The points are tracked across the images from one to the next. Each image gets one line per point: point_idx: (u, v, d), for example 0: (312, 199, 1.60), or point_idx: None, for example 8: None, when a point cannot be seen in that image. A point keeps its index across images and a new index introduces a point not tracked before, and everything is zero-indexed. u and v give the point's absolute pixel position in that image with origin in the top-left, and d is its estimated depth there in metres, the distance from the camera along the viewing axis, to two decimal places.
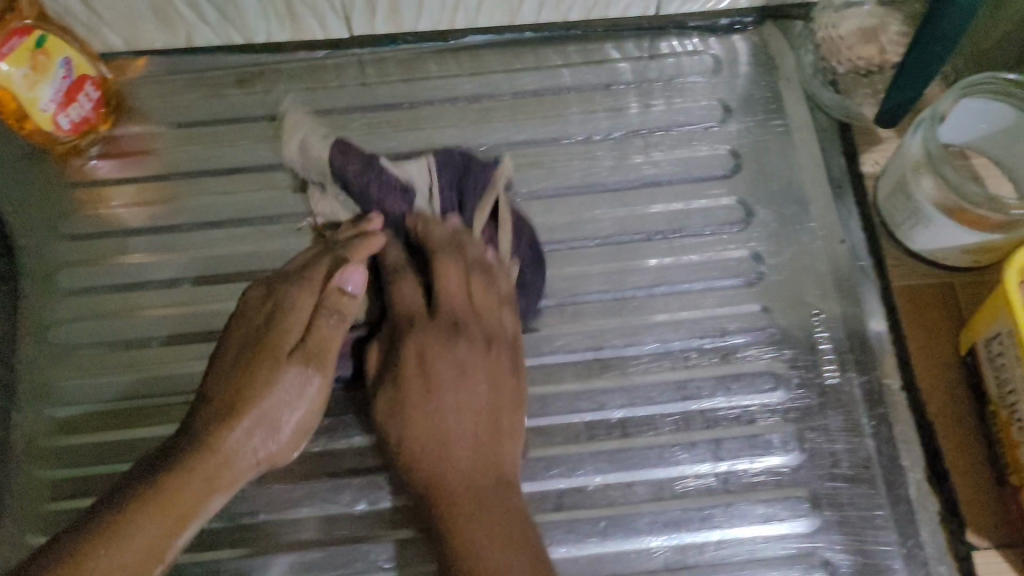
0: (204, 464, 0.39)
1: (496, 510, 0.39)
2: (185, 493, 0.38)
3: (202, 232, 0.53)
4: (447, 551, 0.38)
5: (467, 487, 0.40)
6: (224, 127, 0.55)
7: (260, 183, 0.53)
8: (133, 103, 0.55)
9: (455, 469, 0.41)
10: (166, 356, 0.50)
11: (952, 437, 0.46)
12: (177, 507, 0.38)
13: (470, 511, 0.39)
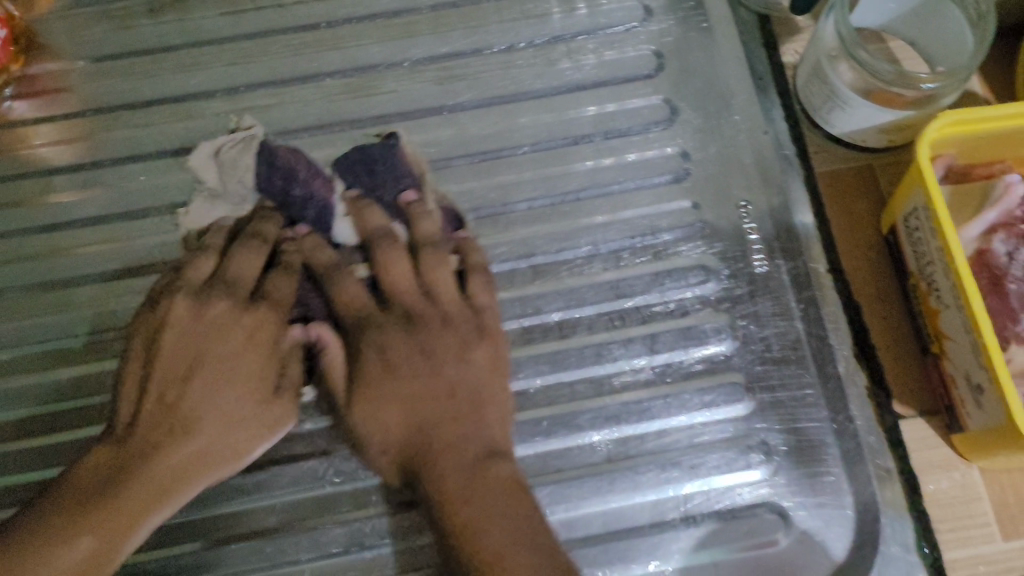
0: (147, 414, 0.40)
1: (479, 503, 0.37)
2: (190, 463, 0.40)
3: (127, 166, 0.52)
4: (454, 539, 0.36)
5: (478, 489, 0.38)
6: (144, 58, 0.54)
7: (182, 114, 0.53)
8: (47, 42, 0.55)
9: (434, 465, 0.39)
10: (104, 292, 0.49)
11: (877, 314, 0.47)
12: (121, 513, 0.38)
13: (456, 468, 0.38)
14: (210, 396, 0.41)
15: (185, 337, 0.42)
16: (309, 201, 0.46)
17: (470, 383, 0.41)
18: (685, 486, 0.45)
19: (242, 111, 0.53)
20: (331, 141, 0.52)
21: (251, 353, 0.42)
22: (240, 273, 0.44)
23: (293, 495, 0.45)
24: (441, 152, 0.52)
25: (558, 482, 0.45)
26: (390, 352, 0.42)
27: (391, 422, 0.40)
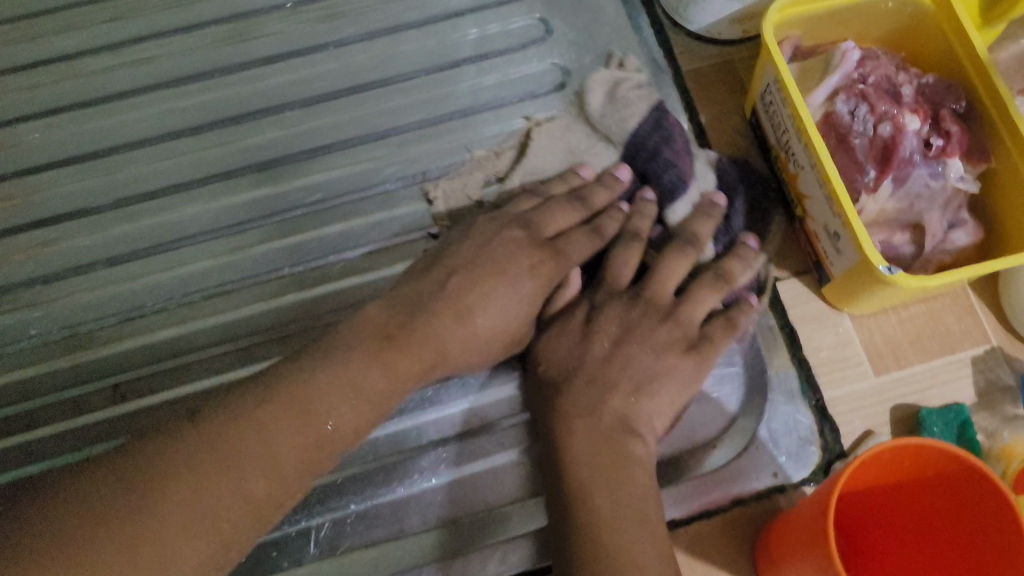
0: (281, 433, 0.37)
1: (624, 522, 0.38)
2: (293, 456, 0.37)
3: (22, 126, 0.53)
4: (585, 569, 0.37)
5: (633, 538, 0.38)
6: (28, 23, 0.56)
7: (72, 71, 0.55)
8: None
9: (606, 486, 0.39)
10: (10, 247, 0.51)
11: (750, 189, 0.52)
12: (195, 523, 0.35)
13: (605, 492, 0.39)
14: (491, 301, 0.44)
15: (376, 328, 0.41)
16: (672, 170, 0.50)
17: (639, 372, 0.43)
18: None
19: (131, 64, 0.55)
20: (222, 83, 0.55)
21: (355, 372, 0.40)
22: (492, 254, 0.45)
23: None
24: (329, 85, 0.55)
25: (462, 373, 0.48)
26: (588, 364, 0.43)
27: (570, 403, 0.42)
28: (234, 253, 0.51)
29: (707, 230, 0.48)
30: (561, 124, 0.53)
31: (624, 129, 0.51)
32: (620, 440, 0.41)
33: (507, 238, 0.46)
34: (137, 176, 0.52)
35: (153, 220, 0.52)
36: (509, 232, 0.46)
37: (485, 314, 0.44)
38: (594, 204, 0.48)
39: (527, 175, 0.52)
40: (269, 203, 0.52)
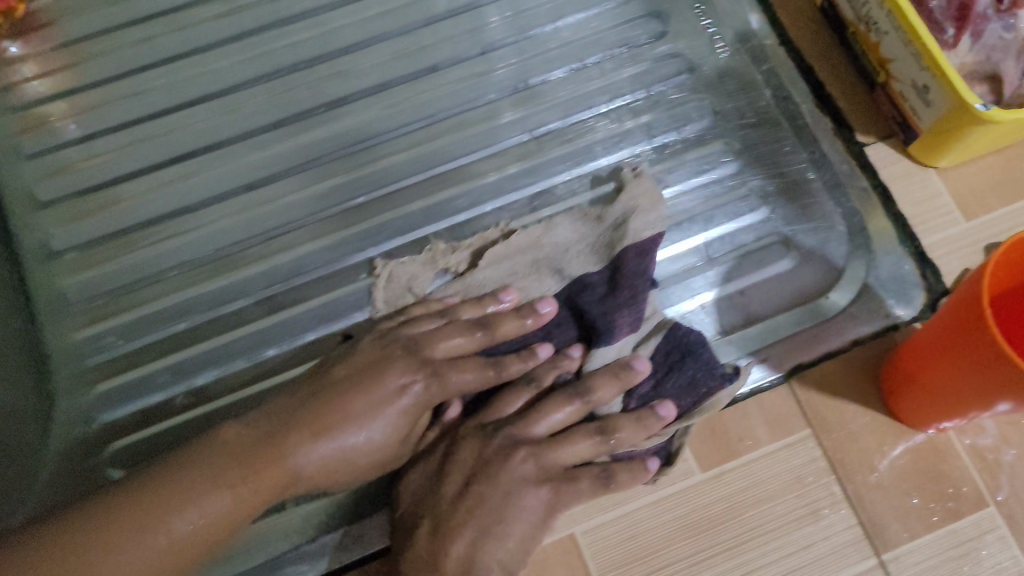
0: (133, 547, 0.36)
1: None
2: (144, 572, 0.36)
3: (139, 76, 0.55)
4: None
5: None
6: None
7: (178, 23, 0.57)
8: None
9: None
10: (145, 186, 0.53)
11: (827, 69, 0.56)
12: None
13: None
14: (379, 422, 0.40)
15: (246, 442, 0.38)
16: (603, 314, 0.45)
17: (495, 506, 0.40)
18: (685, 304, 0.51)
19: (234, 12, 0.57)
20: (326, 19, 0.57)
21: (211, 493, 0.37)
22: (349, 394, 0.40)
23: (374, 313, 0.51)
24: (423, 11, 0.58)
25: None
26: (436, 505, 0.41)
27: (425, 546, 0.40)
28: (355, 171, 0.54)
29: (608, 394, 0.42)
30: (528, 234, 0.49)
31: (583, 270, 0.48)
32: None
33: (386, 357, 0.42)
34: (258, 112, 0.55)
35: (277, 147, 0.54)
36: (390, 363, 0.41)
37: (345, 441, 0.39)
38: (498, 334, 0.44)
39: (468, 285, 0.48)
40: (375, 125, 0.55)
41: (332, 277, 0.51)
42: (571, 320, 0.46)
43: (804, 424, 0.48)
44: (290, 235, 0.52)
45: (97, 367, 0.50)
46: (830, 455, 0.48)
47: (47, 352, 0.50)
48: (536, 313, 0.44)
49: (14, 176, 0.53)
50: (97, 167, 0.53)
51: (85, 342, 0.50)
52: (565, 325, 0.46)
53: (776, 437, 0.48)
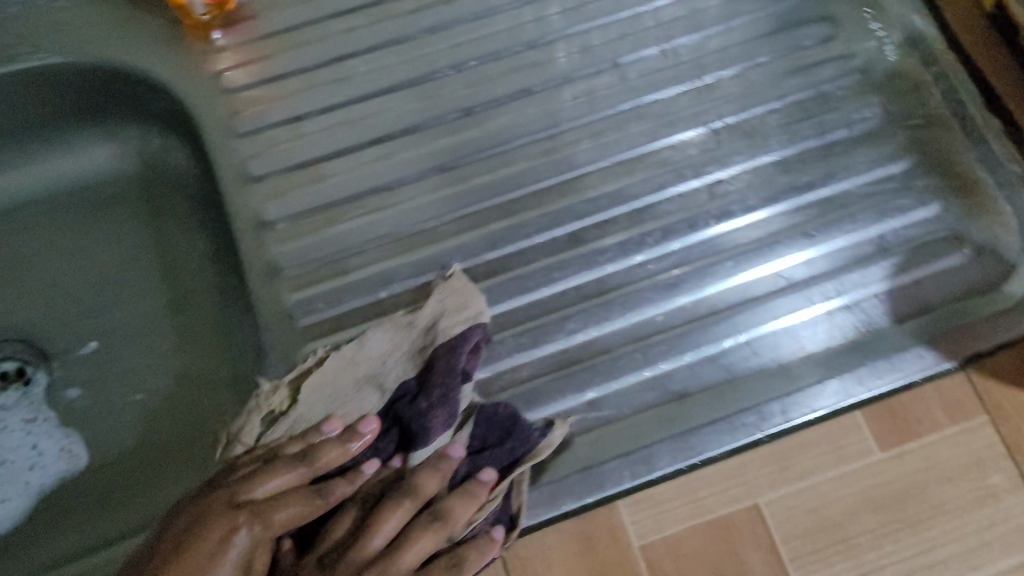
0: None
1: None
2: None
3: (344, 63, 0.60)
4: None
5: None
6: None
7: (379, 16, 0.61)
8: None
9: None
10: (348, 164, 0.57)
11: (996, 71, 0.58)
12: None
13: None
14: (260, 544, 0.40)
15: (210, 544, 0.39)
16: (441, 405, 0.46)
17: None
18: (765, 325, 0.53)
19: (429, 6, 0.62)
20: (518, 14, 0.62)
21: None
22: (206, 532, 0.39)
23: (564, 289, 0.54)
24: (606, 8, 0.62)
25: (760, 244, 0.55)
26: None
27: None
28: (545, 155, 0.57)
29: (430, 486, 0.43)
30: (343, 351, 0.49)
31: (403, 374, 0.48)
32: None
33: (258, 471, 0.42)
34: (452, 100, 0.59)
35: (469, 131, 0.58)
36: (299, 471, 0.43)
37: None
38: (320, 462, 0.43)
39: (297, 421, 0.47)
40: (562, 113, 0.59)
41: (522, 253, 0.55)
42: (395, 429, 0.46)
43: (982, 410, 0.50)
44: (481, 213, 0.56)
45: (307, 329, 0.53)
46: (1008, 440, 0.49)
47: (260, 315, 0.53)
48: (362, 434, 0.44)
49: (229, 150, 0.57)
50: (304, 146, 0.57)
51: (295, 306, 0.54)
52: (387, 439, 0.46)
53: (955, 421, 0.50)
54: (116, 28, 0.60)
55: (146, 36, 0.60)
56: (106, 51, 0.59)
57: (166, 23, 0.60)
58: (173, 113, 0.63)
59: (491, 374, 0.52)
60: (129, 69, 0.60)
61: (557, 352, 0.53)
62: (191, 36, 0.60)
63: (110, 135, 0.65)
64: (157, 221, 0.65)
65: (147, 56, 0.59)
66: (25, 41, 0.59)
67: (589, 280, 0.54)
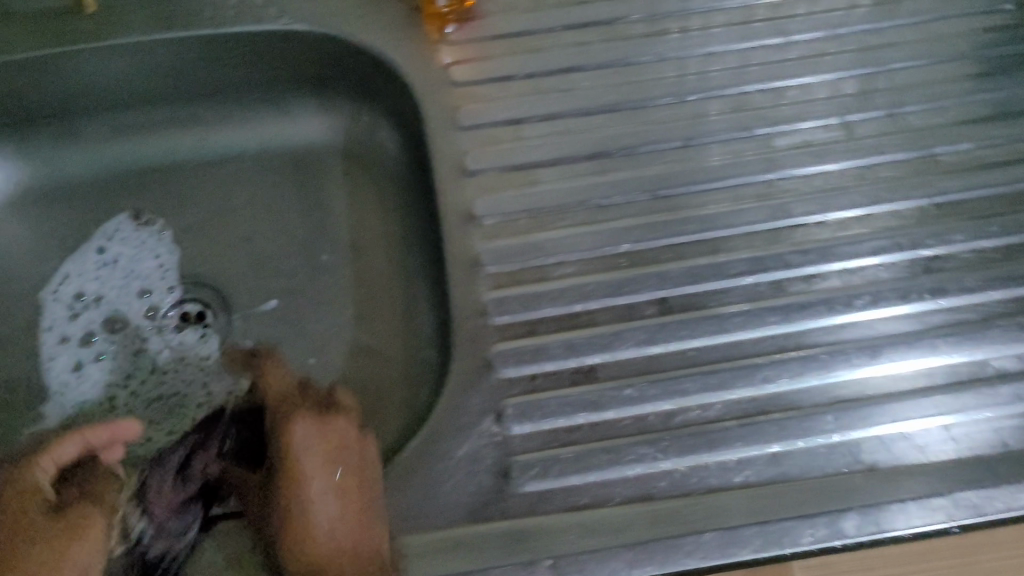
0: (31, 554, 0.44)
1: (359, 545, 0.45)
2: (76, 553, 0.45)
3: (570, 74, 0.60)
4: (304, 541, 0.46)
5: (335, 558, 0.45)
6: None
7: (610, 34, 0.62)
8: None
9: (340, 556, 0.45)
10: (561, 174, 0.57)
11: None
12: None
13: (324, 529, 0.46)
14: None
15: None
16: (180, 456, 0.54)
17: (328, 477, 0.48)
18: (913, 420, 0.50)
19: (661, 33, 0.62)
20: (750, 55, 0.61)
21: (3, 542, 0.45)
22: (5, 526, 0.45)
23: (761, 336, 0.53)
24: (838, 64, 0.61)
25: (969, 328, 0.53)
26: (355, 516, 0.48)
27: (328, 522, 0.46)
28: (758, 198, 0.56)
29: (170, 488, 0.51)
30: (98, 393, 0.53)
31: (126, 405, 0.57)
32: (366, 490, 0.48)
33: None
34: (672, 127, 0.58)
35: (685, 160, 0.57)
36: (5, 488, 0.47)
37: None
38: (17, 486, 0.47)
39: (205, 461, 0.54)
40: (779, 159, 0.57)
41: (721, 292, 0.54)
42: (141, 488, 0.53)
43: None
44: (687, 245, 0.55)
45: (499, 328, 0.53)
46: None
47: (454, 305, 0.54)
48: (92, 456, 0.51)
49: (448, 143, 0.58)
50: (521, 148, 0.58)
51: (489, 303, 0.54)
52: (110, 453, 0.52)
53: None
54: (358, 7, 0.62)
55: (384, 19, 0.62)
56: (344, 27, 0.61)
57: (406, 9, 0.62)
58: (392, 100, 0.64)
59: (677, 408, 0.51)
60: (363, 48, 0.61)
61: (747, 398, 0.51)
62: (427, 26, 0.62)
63: (324, 107, 0.68)
64: (352, 198, 0.67)
65: (384, 38, 0.61)
66: (271, 5, 0.61)
67: (786, 332, 0.53)
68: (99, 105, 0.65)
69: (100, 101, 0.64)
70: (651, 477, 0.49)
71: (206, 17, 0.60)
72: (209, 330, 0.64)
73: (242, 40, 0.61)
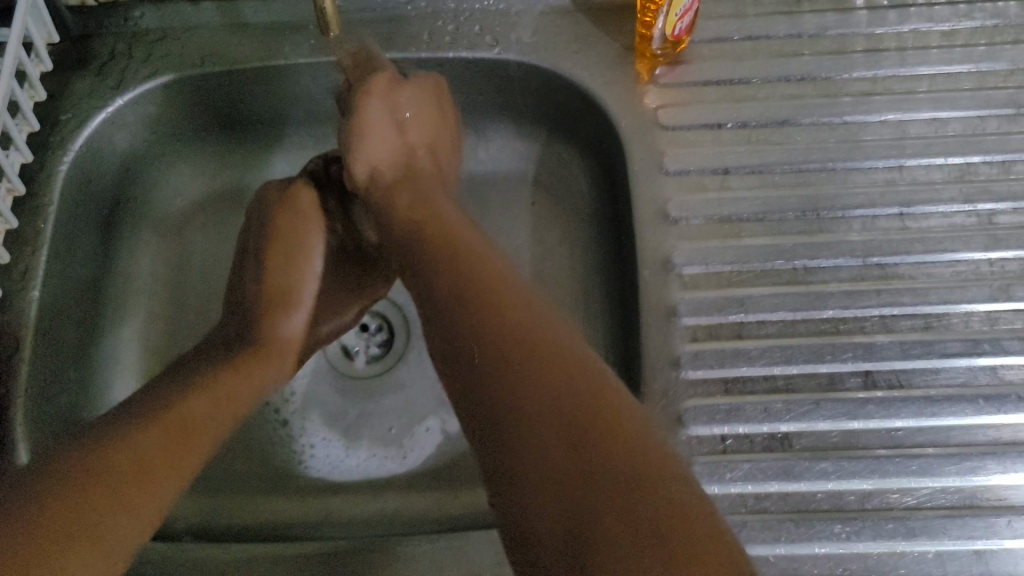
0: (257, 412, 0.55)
1: (607, 418, 0.38)
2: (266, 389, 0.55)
3: (782, 129, 0.59)
4: (553, 374, 0.40)
5: (574, 375, 0.40)
6: (791, 40, 0.62)
7: (828, 90, 0.60)
8: (705, 21, 0.63)
9: (557, 381, 0.40)
10: (766, 230, 0.56)
11: None
12: (622, 521, 0.34)
13: (590, 409, 0.38)
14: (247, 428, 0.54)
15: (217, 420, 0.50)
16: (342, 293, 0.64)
17: (377, 140, 0.60)
18: None
19: (881, 92, 0.60)
20: (978, 124, 0.59)
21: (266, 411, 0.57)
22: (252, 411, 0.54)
23: (973, 423, 0.50)
24: None
25: None
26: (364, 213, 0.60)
27: (363, 158, 0.59)
28: (976, 276, 0.54)
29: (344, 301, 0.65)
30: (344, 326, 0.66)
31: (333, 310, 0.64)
32: (554, 351, 0.42)
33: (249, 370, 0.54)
34: (888, 193, 0.56)
35: (899, 229, 0.55)
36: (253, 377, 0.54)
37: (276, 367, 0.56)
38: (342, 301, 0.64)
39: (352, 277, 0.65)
40: (1002, 237, 0.55)
41: (930, 371, 0.51)
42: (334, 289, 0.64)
43: None
44: (895, 317, 0.53)
45: (691, 382, 0.52)
46: None
47: (644, 350, 0.53)
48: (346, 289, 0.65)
49: (653, 188, 0.58)
50: (728, 199, 0.57)
51: (683, 355, 0.53)
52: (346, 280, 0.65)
53: None
54: (572, 41, 0.62)
55: (596, 55, 0.62)
56: (555, 60, 0.62)
57: (619, 47, 0.62)
58: (591, 136, 0.64)
59: (875, 489, 0.49)
60: (571, 82, 0.62)
61: (953, 489, 0.49)
62: (638, 66, 0.62)
63: (519, 136, 0.69)
64: (537, 229, 0.68)
65: (592, 75, 0.61)
66: (487, 33, 0.63)
67: (1001, 422, 0.50)
68: (306, 113, 0.68)
69: (309, 111, 0.68)
70: (845, 559, 0.47)
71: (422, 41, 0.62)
72: (394, 345, 0.68)
73: (455, 65, 0.63)
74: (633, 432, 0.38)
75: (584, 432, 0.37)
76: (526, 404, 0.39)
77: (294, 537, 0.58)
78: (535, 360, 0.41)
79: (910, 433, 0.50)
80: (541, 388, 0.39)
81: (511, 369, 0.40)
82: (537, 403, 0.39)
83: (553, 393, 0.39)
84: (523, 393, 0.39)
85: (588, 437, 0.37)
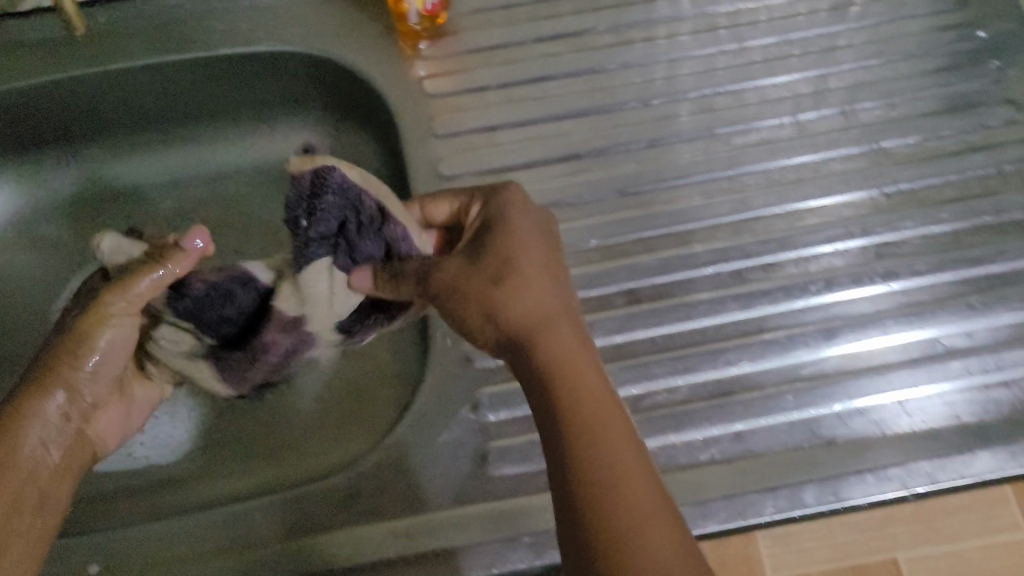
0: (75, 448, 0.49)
1: (620, 426, 0.40)
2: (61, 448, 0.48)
3: (540, 84, 0.64)
4: (563, 377, 0.41)
5: (593, 394, 0.41)
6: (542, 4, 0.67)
7: (578, 44, 0.66)
8: None
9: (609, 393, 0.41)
10: (533, 177, 0.61)
11: None
12: (665, 516, 0.38)
13: (589, 398, 0.41)
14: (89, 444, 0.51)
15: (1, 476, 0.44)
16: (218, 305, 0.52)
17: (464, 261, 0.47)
18: (836, 403, 0.53)
19: (625, 42, 0.66)
20: (711, 60, 0.65)
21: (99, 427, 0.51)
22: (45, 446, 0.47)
23: (724, 320, 0.56)
24: (793, 65, 0.65)
25: (919, 310, 0.56)
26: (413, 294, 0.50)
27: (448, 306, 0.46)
28: (720, 194, 0.60)
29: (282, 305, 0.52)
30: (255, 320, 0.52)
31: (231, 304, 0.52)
32: (552, 337, 0.43)
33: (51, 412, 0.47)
34: (638, 132, 0.62)
35: (650, 161, 0.61)
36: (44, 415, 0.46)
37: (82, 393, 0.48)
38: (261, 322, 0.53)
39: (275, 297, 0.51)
40: (737, 158, 0.61)
41: (685, 282, 0.57)
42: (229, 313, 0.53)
43: None
44: (652, 239, 0.59)
45: None
46: None
47: None
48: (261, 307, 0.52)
49: (426, 152, 0.62)
50: (496, 153, 0.62)
51: None
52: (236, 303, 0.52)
53: None
54: (339, 27, 0.66)
55: (361, 36, 0.65)
56: (324, 46, 0.65)
57: (383, 27, 0.66)
58: (370, 115, 0.68)
59: (645, 391, 0.54)
60: (341, 64, 0.65)
61: (713, 380, 0.54)
62: (403, 43, 0.65)
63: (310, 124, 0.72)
64: None
65: (359, 55, 0.65)
66: (256, 28, 0.65)
67: (748, 316, 0.56)
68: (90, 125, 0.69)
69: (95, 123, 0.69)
70: None
71: (193, 42, 0.64)
72: None
73: (229, 60, 0.65)
74: (622, 424, 0.40)
75: (572, 425, 0.40)
76: (586, 383, 0.41)
77: (88, 528, 0.59)
78: (597, 388, 0.41)
79: (670, 337, 0.56)
80: (613, 402, 0.41)
81: (583, 358, 0.42)
82: (609, 409, 0.40)
83: (553, 379, 0.41)
84: (581, 372, 0.41)
85: (639, 476, 0.38)
